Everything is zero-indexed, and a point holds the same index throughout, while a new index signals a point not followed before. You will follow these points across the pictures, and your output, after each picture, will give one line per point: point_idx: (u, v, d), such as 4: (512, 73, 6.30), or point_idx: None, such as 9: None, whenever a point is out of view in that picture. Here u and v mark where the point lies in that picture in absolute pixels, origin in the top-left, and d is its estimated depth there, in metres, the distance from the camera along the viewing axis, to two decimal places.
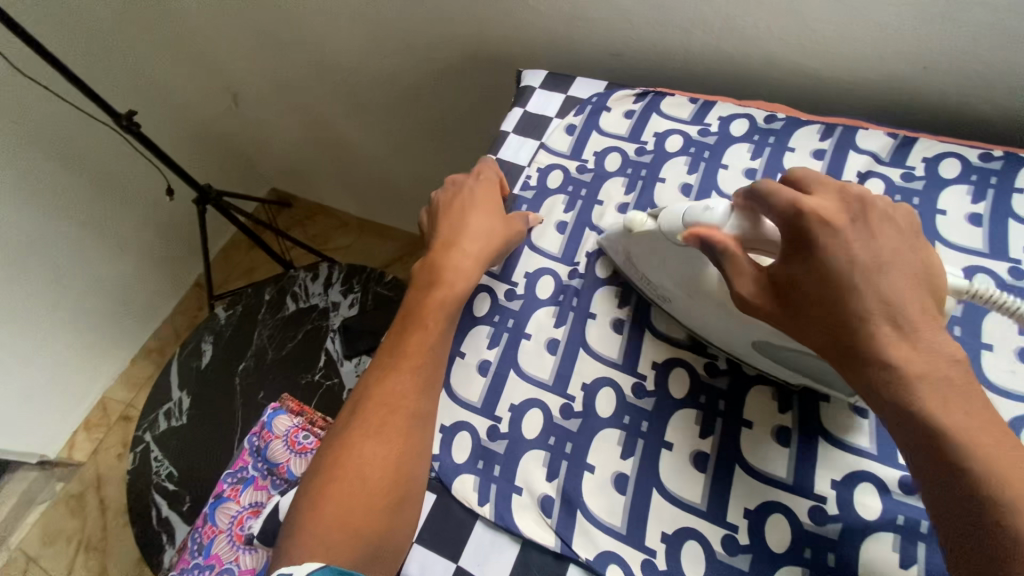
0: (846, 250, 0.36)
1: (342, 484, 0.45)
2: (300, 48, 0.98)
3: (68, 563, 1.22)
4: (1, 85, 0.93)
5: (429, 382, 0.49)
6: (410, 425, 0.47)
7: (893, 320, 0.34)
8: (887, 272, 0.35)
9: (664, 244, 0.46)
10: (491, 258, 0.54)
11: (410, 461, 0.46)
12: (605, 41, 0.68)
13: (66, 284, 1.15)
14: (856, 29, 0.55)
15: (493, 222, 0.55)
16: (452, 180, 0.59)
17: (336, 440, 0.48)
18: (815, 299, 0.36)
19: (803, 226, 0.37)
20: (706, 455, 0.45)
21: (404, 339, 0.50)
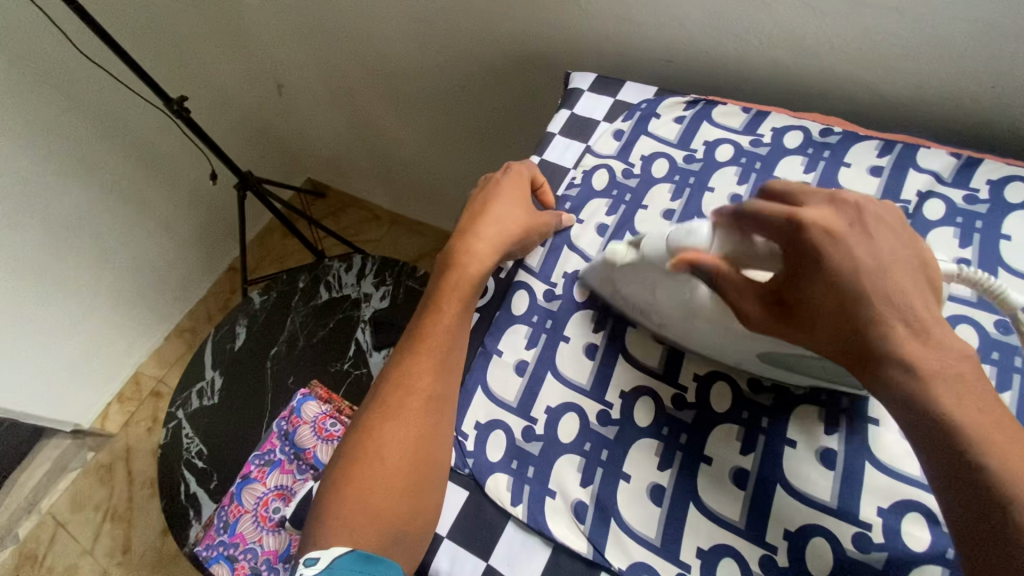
0: (851, 254, 0.36)
1: (361, 467, 0.45)
2: (349, 43, 1.00)
3: (95, 530, 1.27)
4: (63, 66, 0.97)
5: (444, 365, 0.49)
6: (427, 409, 0.47)
7: (906, 321, 0.35)
8: (892, 273, 0.36)
9: (650, 273, 0.45)
10: (512, 246, 0.53)
11: (427, 444, 0.46)
12: (656, 46, 0.67)
13: (111, 260, 1.20)
14: (924, 43, 0.53)
15: (515, 209, 0.54)
16: (486, 178, 0.59)
17: (357, 425, 0.48)
18: (825, 305, 0.37)
19: (802, 240, 0.37)
20: (746, 472, 0.44)
21: (421, 325, 0.50)
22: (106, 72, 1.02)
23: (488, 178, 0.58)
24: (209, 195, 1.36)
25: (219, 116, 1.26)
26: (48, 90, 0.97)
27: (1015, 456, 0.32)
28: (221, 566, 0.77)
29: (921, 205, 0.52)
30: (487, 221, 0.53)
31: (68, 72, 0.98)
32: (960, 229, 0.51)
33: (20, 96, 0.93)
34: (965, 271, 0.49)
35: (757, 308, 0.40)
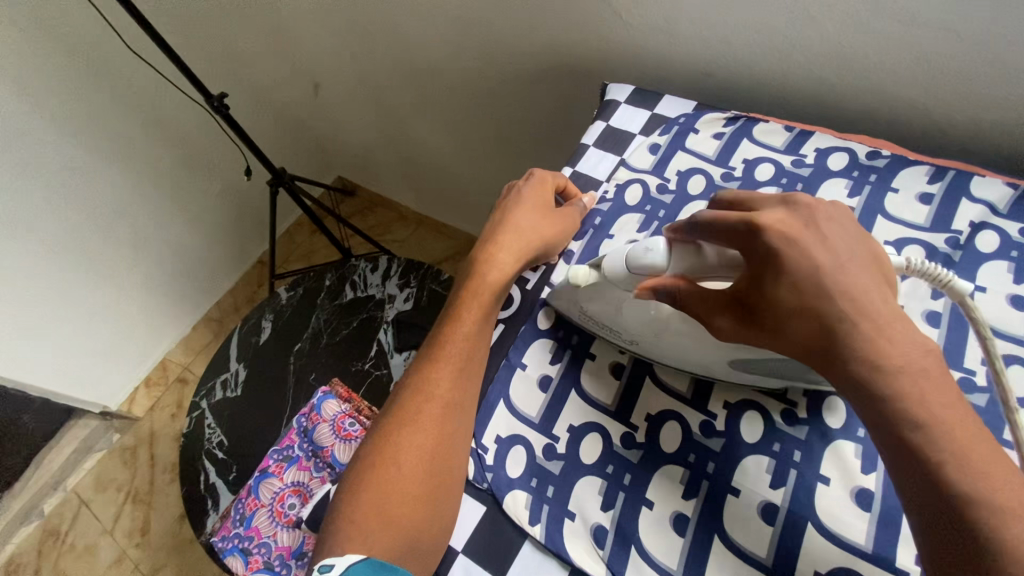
0: (809, 255, 0.35)
1: (380, 472, 0.45)
2: (385, 45, 1.01)
3: (116, 510, 1.30)
4: (111, 59, 1.00)
5: (463, 372, 0.49)
6: (445, 415, 0.47)
7: (869, 320, 0.34)
8: (850, 271, 0.35)
9: (614, 289, 0.46)
10: (535, 253, 0.54)
11: (445, 451, 0.46)
12: (697, 60, 0.66)
13: (146, 248, 1.23)
14: (984, 67, 0.50)
15: (539, 217, 0.54)
16: (508, 187, 0.59)
17: (378, 431, 0.48)
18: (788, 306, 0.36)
19: (764, 243, 0.36)
20: (776, 508, 0.42)
21: (441, 332, 0.51)
22: (150, 66, 1.05)
23: (511, 188, 0.59)
24: (243, 189, 1.38)
25: (256, 113, 1.28)
26: (94, 82, 1.00)
27: (974, 448, 0.32)
28: (236, 558, 0.78)
29: (974, 236, 0.50)
30: (510, 231, 0.54)
31: (115, 65, 1.01)
32: (1015, 263, 0.48)
33: (69, 87, 0.97)
34: (1020, 308, 0.46)
35: (723, 319, 0.39)
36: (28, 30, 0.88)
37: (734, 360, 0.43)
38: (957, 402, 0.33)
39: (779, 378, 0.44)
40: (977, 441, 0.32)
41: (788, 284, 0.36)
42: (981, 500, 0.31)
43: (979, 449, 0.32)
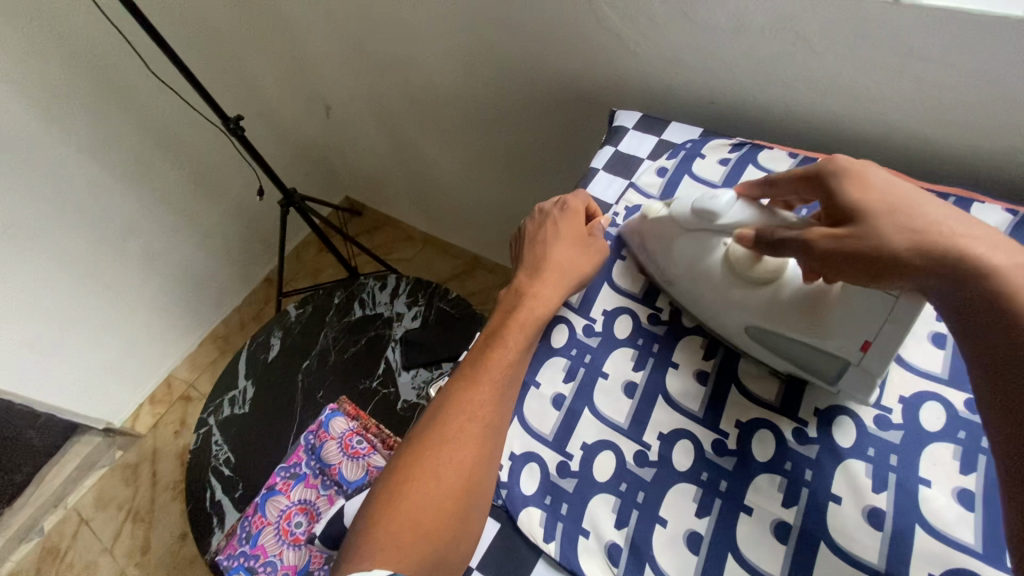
0: (891, 179, 0.40)
1: (414, 484, 0.44)
2: (397, 71, 1.04)
3: (116, 529, 1.29)
4: (130, 81, 1.03)
5: (505, 399, 0.48)
6: (485, 437, 0.46)
7: (967, 234, 0.37)
8: (932, 198, 0.39)
9: (675, 234, 0.51)
10: (574, 289, 0.54)
11: (482, 472, 0.45)
12: (701, 89, 0.68)
13: (155, 265, 1.25)
14: (978, 97, 0.52)
15: (578, 254, 0.55)
16: (541, 211, 0.59)
17: (409, 441, 0.47)
18: (886, 216, 0.38)
19: (848, 163, 0.41)
20: (788, 526, 0.43)
21: (485, 353, 0.50)
22: (168, 89, 1.09)
23: (543, 213, 0.59)
24: (254, 208, 1.41)
25: (268, 135, 1.32)
26: (113, 103, 1.03)
27: None
28: None
29: None
30: (554, 267, 0.54)
31: (133, 87, 1.04)
32: None
33: (89, 108, 1.00)
34: None
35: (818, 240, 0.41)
36: (50, 53, 0.92)
37: (755, 327, 0.48)
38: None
39: (785, 360, 0.48)
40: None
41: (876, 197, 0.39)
42: None
43: None
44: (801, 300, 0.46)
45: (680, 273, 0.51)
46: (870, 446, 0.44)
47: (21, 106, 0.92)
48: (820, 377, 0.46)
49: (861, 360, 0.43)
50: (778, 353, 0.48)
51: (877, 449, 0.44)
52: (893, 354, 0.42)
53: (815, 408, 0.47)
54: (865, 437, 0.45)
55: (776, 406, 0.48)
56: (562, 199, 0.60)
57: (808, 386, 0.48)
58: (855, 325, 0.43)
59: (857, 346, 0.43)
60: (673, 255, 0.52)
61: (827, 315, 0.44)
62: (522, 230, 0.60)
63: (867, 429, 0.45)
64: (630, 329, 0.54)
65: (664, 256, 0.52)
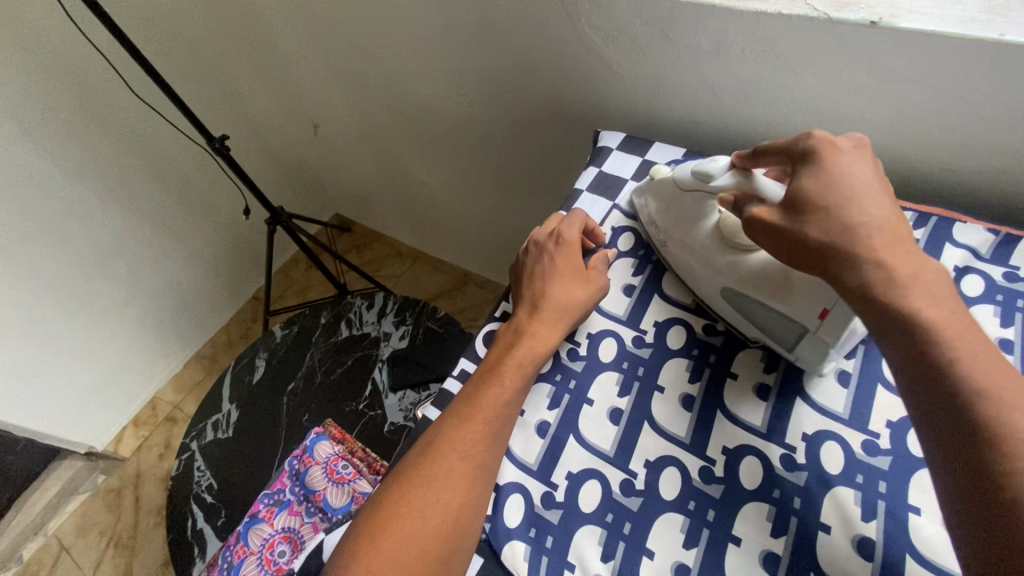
0: (848, 170, 0.41)
1: (400, 526, 0.42)
2: (384, 90, 1.04)
3: (97, 557, 1.25)
4: (113, 101, 1.02)
5: (498, 441, 0.47)
6: (475, 480, 0.45)
7: (887, 231, 0.39)
8: (879, 196, 0.40)
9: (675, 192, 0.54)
10: (570, 326, 0.53)
11: (470, 516, 0.44)
12: (685, 109, 0.68)
13: (139, 286, 1.23)
14: (957, 118, 0.53)
15: (575, 289, 0.53)
16: (538, 242, 0.58)
17: (396, 477, 0.45)
18: (819, 208, 0.40)
19: (811, 148, 0.42)
20: (777, 557, 0.42)
21: (480, 390, 0.48)
22: (152, 109, 1.08)
23: (541, 245, 0.57)
24: (240, 227, 1.39)
25: (255, 154, 1.31)
26: (95, 124, 1.02)
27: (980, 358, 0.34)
28: None
29: (959, 281, 0.51)
30: (551, 303, 0.53)
31: (116, 108, 1.03)
32: (1000, 307, 0.49)
33: (71, 129, 0.99)
34: (1009, 352, 0.47)
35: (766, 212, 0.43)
36: (32, 75, 0.90)
37: (729, 290, 0.50)
38: (962, 312, 0.36)
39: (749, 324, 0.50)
40: (976, 336, 0.35)
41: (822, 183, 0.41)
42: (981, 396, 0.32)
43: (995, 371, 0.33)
44: (769, 273, 0.48)
45: (671, 233, 0.55)
46: (858, 473, 0.44)
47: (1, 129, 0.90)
48: (787, 345, 0.48)
49: (818, 328, 0.45)
50: (749, 317, 0.50)
51: (866, 475, 0.43)
52: (849, 325, 0.43)
53: (802, 432, 0.46)
54: (854, 463, 0.44)
55: (763, 431, 0.47)
56: (560, 228, 0.58)
57: (795, 409, 0.47)
58: (813, 295, 0.44)
59: (814, 315, 0.45)
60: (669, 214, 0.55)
61: (790, 284, 0.46)
62: (520, 262, 0.58)
63: (855, 454, 0.44)
64: (615, 351, 0.53)
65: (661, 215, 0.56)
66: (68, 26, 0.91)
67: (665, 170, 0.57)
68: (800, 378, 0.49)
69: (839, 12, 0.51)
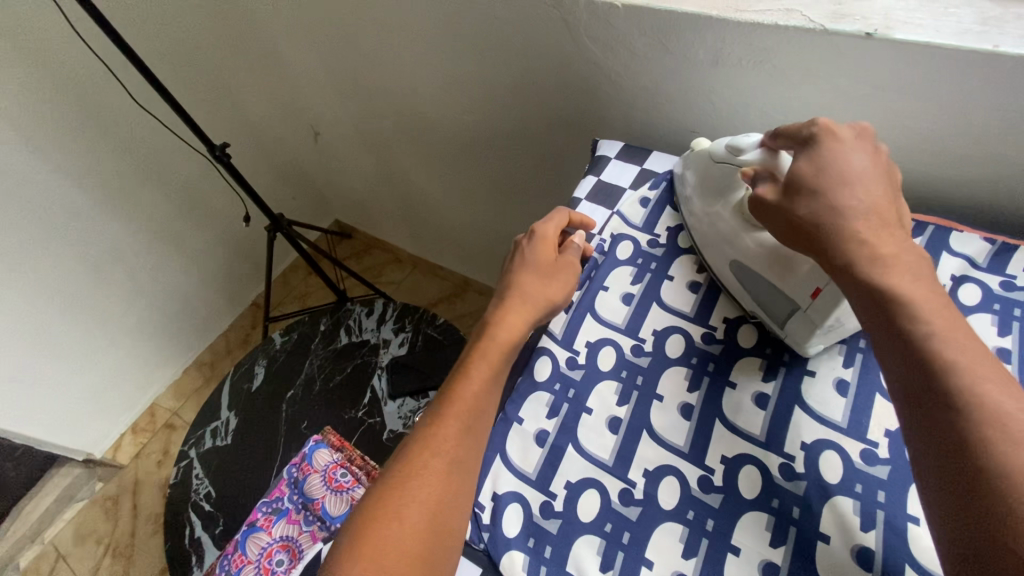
0: (844, 156, 0.42)
1: (377, 528, 0.42)
2: (384, 98, 1.05)
3: (94, 565, 1.25)
4: (115, 110, 1.03)
5: (471, 432, 0.47)
6: (450, 472, 0.44)
7: (875, 215, 0.40)
8: (873, 182, 0.42)
9: (707, 165, 0.55)
10: (540, 315, 0.53)
11: (447, 508, 0.43)
12: (684, 119, 0.69)
13: (139, 293, 1.23)
14: (952, 129, 0.53)
15: (543, 281, 0.54)
16: (512, 245, 0.59)
17: (376, 480, 0.45)
18: (812, 190, 0.42)
19: (812, 135, 0.43)
20: (776, 567, 0.42)
21: (450, 386, 0.48)
22: (152, 116, 1.09)
23: (513, 247, 0.58)
24: (241, 234, 1.40)
25: (255, 161, 1.31)
26: (96, 132, 1.02)
27: (954, 331, 0.35)
28: None
29: (956, 290, 0.51)
30: (518, 295, 0.53)
31: (117, 116, 1.04)
32: (998, 316, 0.49)
33: (71, 137, 0.99)
34: (1006, 360, 0.47)
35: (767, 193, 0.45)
36: (33, 83, 0.91)
37: (736, 263, 0.52)
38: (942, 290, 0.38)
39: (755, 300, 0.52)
40: (954, 314, 0.36)
41: (818, 168, 0.42)
42: (950, 367, 0.34)
43: (967, 346, 0.34)
44: (775, 250, 0.49)
45: (698, 208, 0.56)
46: (857, 483, 0.44)
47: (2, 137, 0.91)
48: (778, 323, 0.50)
49: (808, 306, 0.47)
50: (752, 293, 0.52)
51: (865, 485, 0.43)
52: (837, 308, 0.45)
53: (801, 441, 0.46)
54: (852, 472, 0.44)
55: (762, 440, 0.47)
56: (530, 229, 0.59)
57: (793, 418, 0.47)
58: (812, 272, 0.46)
59: (807, 292, 0.47)
60: (701, 186, 0.56)
61: (791, 261, 0.48)
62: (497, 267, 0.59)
63: (854, 464, 0.44)
64: (614, 360, 0.53)
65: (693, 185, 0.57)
66: (70, 36, 0.92)
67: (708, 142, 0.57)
68: (798, 386, 0.49)
69: (835, 23, 0.51)
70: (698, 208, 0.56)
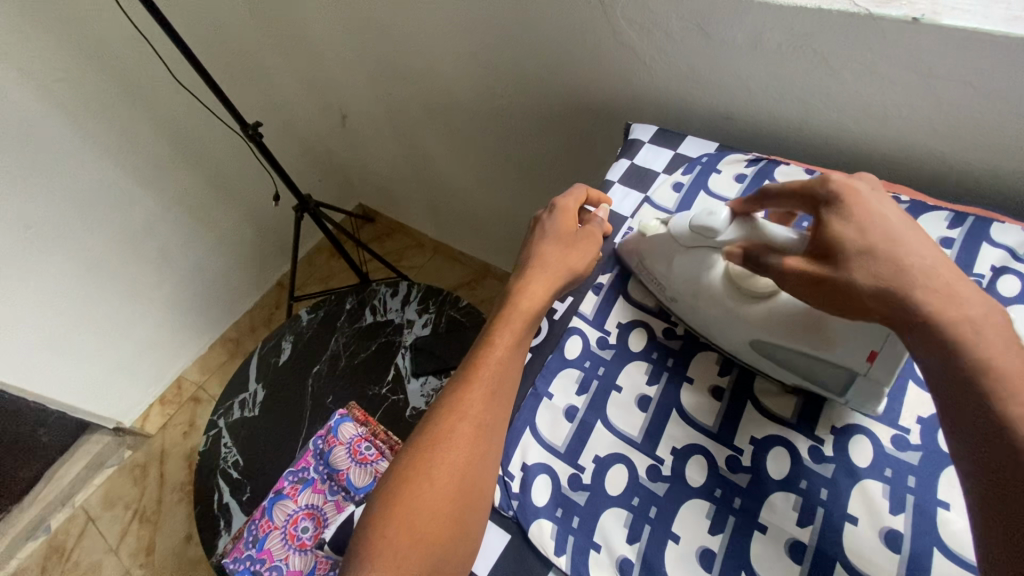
0: (871, 213, 0.41)
1: (411, 488, 0.43)
2: (412, 80, 1.06)
3: (122, 529, 1.29)
4: (153, 86, 1.05)
5: (498, 397, 0.47)
6: (477, 435, 0.45)
7: (932, 273, 0.38)
8: (909, 237, 0.40)
9: (671, 246, 0.53)
10: (562, 284, 0.54)
11: (477, 470, 0.44)
12: (718, 104, 0.68)
13: (169, 268, 1.27)
14: (1000, 117, 0.52)
15: (566, 252, 0.55)
16: (535, 218, 0.59)
17: (407, 446, 0.46)
18: (860, 252, 0.39)
19: (831, 192, 0.42)
20: (803, 546, 0.42)
21: (475, 354, 0.50)
22: (188, 93, 1.11)
23: (536, 220, 0.59)
24: (268, 213, 1.42)
25: (285, 142, 1.34)
26: (133, 107, 1.05)
27: None
28: None
29: (995, 280, 0.51)
30: (541, 265, 0.54)
31: (155, 93, 1.06)
32: None
33: (111, 112, 1.02)
34: None
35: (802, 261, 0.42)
36: (76, 59, 0.94)
37: (759, 342, 0.48)
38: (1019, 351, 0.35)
39: (790, 373, 0.48)
40: None
41: (849, 230, 0.40)
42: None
43: None
44: (793, 319, 0.47)
45: (681, 290, 0.53)
46: (887, 467, 0.44)
47: (45, 110, 0.94)
48: (830, 391, 0.46)
49: (868, 370, 0.43)
50: (783, 365, 0.48)
51: (895, 470, 0.44)
52: (899, 362, 0.42)
53: (832, 426, 0.46)
54: (883, 457, 0.44)
55: (792, 422, 0.47)
56: (552, 202, 0.59)
57: (825, 403, 0.48)
58: (860, 335, 0.43)
59: (863, 357, 0.43)
60: (672, 270, 0.53)
61: (827, 327, 0.45)
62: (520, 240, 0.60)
63: (884, 449, 0.45)
64: (644, 341, 0.54)
65: (662, 268, 0.54)
66: (113, 12, 0.94)
67: (656, 224, 0.55)
68: None
69: (880, 8, 0.51)
70: (681, 290, 0.53)
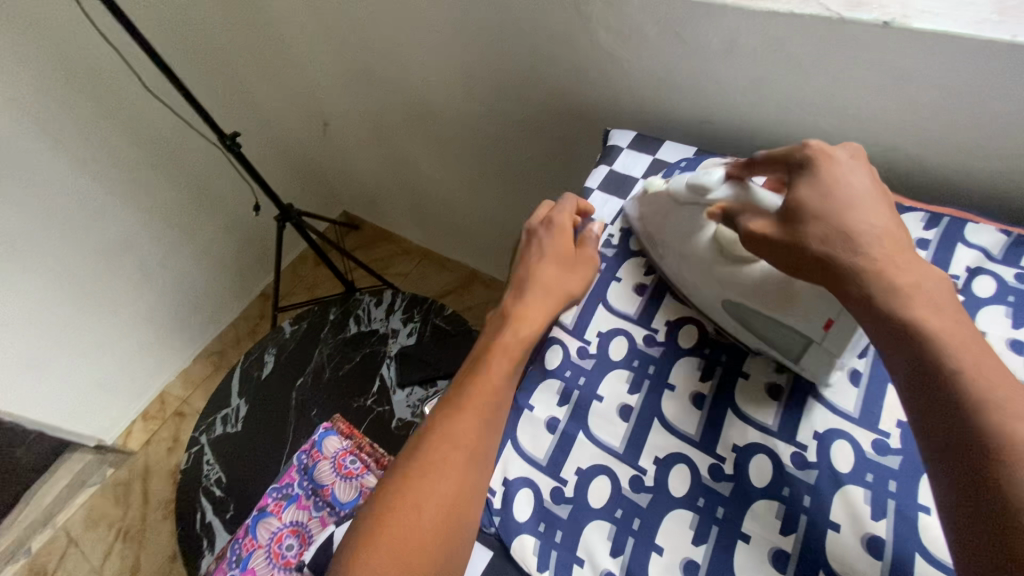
0: (836, 178, 0.42)
1: (397, 517, 0.42)
2: (392, 88, 1.05)
3: (105, 549, 1.26)
4: (127, 98, 1.03)
5: (490, 426, 0.47)
6: (468, 465, 0.45)
7: (885, 239, 0.39)
8: (871, 202, 0.41)
9: (667, 204, 0.54)
10: (556, 309, 0.53)
11: (465, 501, 0.44)
12: (696, 108, 0.68)
13: (149, 282, 1.24)
14: (971, 119, 0.52)
15: (561, 274, 0.54)
16: (530, 237, 0.59)
17: (394, 468, 0.45)
18: (816, 215, 0.41)
19: (806, 156, 0.43)
20: (787, 555, 0.42)
21: (470, 379, 0.48)
22: (164, 105, 1.09)
23: (532, 239, 0.58)
24: (250, 223, 1.41)
25: (266, 152, 1.32)
26: (108, 120, 1.03)
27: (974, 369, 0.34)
28: None
29: (970, 281, 0.51)
30: (536, 288, 0.53)
31: (130, 105, 1.04)
32: (1012, 308, 0.49)
33: (85, 126, 1.00)
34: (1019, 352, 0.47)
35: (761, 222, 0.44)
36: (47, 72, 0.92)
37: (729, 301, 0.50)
38: (964, 320, 0.37)
39: (761, 339, 0.49)
40: (979, 353, 0.35)
41: (810, 192, 0.42)
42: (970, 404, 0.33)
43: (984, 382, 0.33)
44: (763, 283, 0.48)
45: (671, 248, 0.54)
46: (868, 472, 0.44)
47: (16, 125, 0.92)
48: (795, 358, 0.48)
49: (824, 339, 0.45)
50: (751, 330, 0.49)
51: (876, 475, 0.44)
52: (853, 337, 0.44)
53: (814, 431, 0.46)
54: (864, 461, 0.44)
55: (774, 429, 0.47)
56: (547, 220, 0.59)
57: (807, 408, 0.47)
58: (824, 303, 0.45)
59: (819, 324, 0.45)
60: (667, 222, 0.54)
61: (793, 293, 0.46)
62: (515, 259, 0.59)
63: (865, 453, 0.45)
64: (625, 349, 0.53)
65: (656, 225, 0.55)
66: (83, 23, 0.92)
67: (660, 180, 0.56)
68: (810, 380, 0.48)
69: (851, 13, 0.51)
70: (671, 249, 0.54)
